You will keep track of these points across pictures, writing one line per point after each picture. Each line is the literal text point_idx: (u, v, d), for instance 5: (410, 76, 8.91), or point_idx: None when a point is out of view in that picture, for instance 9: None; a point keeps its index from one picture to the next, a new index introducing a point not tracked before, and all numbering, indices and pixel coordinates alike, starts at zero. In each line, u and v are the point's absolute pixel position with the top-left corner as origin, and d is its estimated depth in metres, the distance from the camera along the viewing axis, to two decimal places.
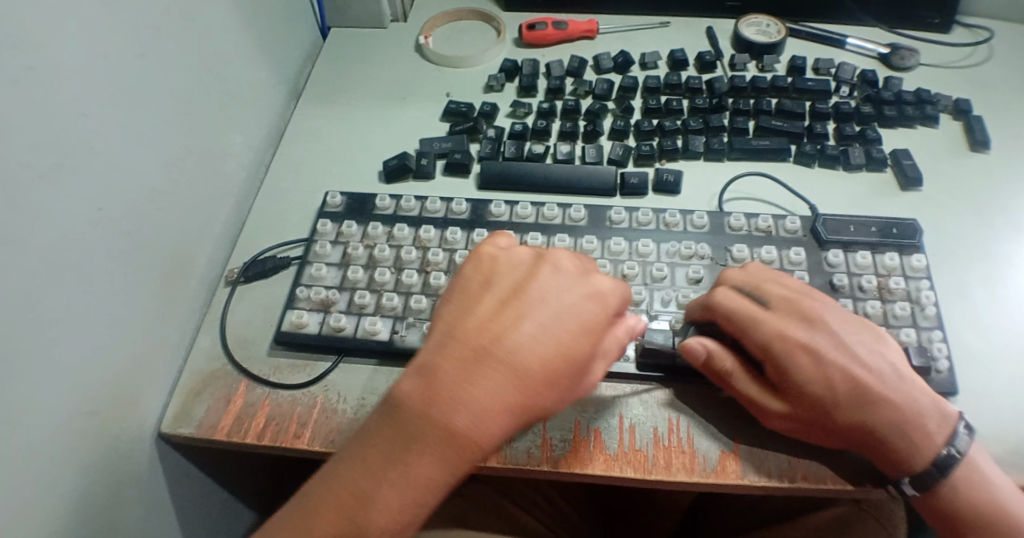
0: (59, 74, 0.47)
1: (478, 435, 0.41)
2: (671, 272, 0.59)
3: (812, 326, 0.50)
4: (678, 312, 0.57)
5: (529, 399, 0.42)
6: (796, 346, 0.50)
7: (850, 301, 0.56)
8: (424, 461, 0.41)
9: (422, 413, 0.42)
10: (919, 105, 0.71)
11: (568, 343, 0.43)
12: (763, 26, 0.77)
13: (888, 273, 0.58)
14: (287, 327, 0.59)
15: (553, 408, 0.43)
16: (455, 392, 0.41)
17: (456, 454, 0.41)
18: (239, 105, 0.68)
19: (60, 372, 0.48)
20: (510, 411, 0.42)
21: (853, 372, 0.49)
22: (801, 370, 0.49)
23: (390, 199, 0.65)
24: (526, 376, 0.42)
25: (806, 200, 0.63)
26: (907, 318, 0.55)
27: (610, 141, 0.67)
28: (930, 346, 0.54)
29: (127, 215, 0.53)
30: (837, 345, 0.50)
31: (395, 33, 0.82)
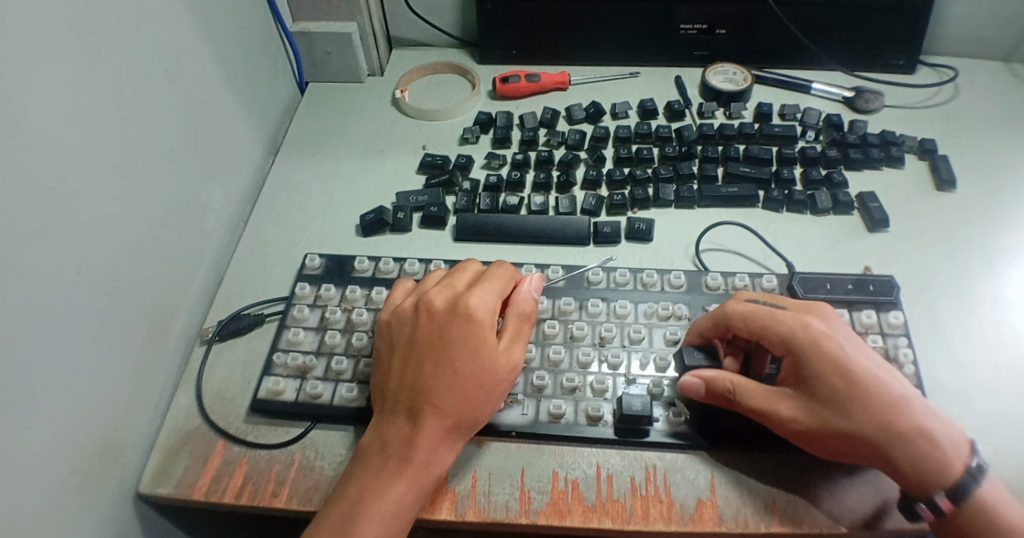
0: (41, 142, 0.48)
1: (424, 455, 0.49)
2: (649, 334, 0.59)
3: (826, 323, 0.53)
4: (655, 376, 0.57)
5: (456, 412, 0.50)
6: (822, 336, 0.51)
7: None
8: (388, 489, 0.48)
9: (378, 454, 0.50)
10: (884, 147, 0.73)
11: (470, 361, 0.51)
12: (730, 74, 0.79)
13: (866, 330, 0.59)
14: (264, 394, 0.59)
15: (477, 416, 0.51)
16: (396, 431, 0.50)
17: (414, 474, 0.49)
18: (219, 161, 0.69)
19: (36, 438, 0.48)
20: (441, 428, 0.50)
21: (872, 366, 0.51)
22: (831, 358, 0.50)
23: (369, 261, 0.65)
24: (445, 398, 0.50)
25: (782, 256, 0.64)
26: None
27: (584, 191, 0.69)
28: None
29: (106, 275, 0.54)
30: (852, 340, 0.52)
31: (373, 86, 0.84)
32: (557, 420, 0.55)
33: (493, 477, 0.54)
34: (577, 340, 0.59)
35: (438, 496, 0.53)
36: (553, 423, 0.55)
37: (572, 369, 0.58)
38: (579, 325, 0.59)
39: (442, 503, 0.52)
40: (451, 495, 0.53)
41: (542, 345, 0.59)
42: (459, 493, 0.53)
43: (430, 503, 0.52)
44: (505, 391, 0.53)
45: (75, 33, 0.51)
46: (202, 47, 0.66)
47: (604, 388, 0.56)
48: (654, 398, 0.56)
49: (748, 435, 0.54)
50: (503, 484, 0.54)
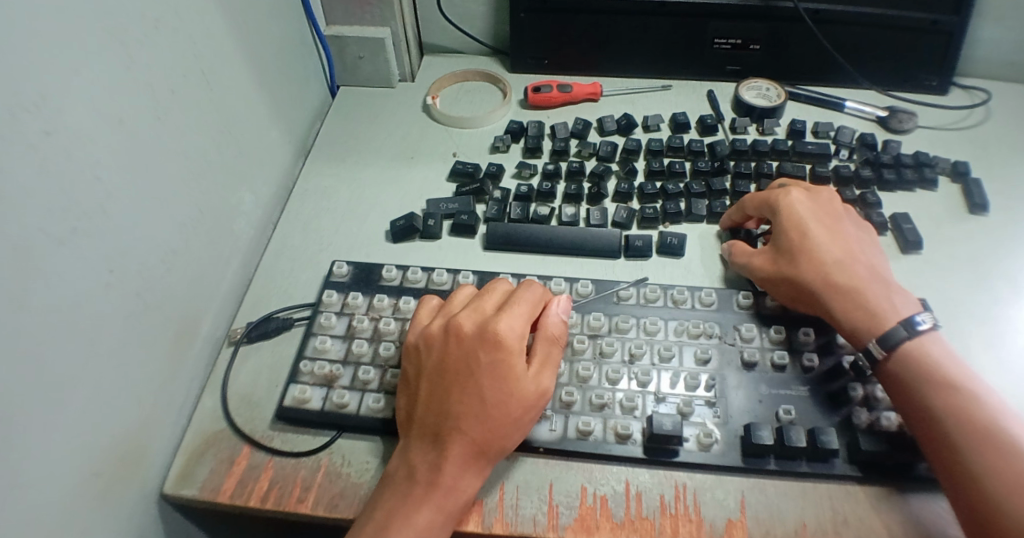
0: (80, 142, 0.48)
1: (451, 482, 0.49)
2: (679, 352, 0.59)
3: (825, 227, 0.59)
4: (685, 395, 0.56)
5: (483, 440, 0.50)
6: (813, 245, 0.58)
7: (860, 385, 0.56)
8: (416, 515, 0.48)
9: (406, 480, 0.49)
10: (917, 168, 0.72)
11: (499, 389, 0.51)
12: (762, 90, 0.78)
13: None
14: (290, 402, 0.58)
15: (507, 441, 0.51)
16: (423, 457, 0.50)
17: (439, 502, 0.48)
18: (250, 163, 0.69)
19: (65, 436, 0.48)
20: (470, 452, 0.50)
21: (861, 270, 0.57)
22: (819, 263, 0.57)
23: (396, 269, 0.65)
24: (473, 422, 0.50)
25: None
26: None
27: (615, 204, 0.68)
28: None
29: (136, 275, 0.54)
30: (848, 248, 0.58)
31: (402, 92, 0.84)
32: (585, 437, 0.55)
33: (521, 490, 0.54)
34: (607, 356, 0.58)
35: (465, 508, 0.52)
36: (581, 440, 0.55)
37: (601, 385, 0.57)
38: (609, 341, 0.58)
39: (469, 515, 0.52)
40: (478, 507, 0.53)
41: (571, 362, 0.58)
42: (486, 505, 0.53)
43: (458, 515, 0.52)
44: (532, 418, 0.52)
45: (115, 34, 0.51)
46: (237, 50, 0.66)
47: (634, 406, 0.55)
48: (685, 416, 0.55)
49: (779, 459, 0.53)
50: (531, 498, 0.53)
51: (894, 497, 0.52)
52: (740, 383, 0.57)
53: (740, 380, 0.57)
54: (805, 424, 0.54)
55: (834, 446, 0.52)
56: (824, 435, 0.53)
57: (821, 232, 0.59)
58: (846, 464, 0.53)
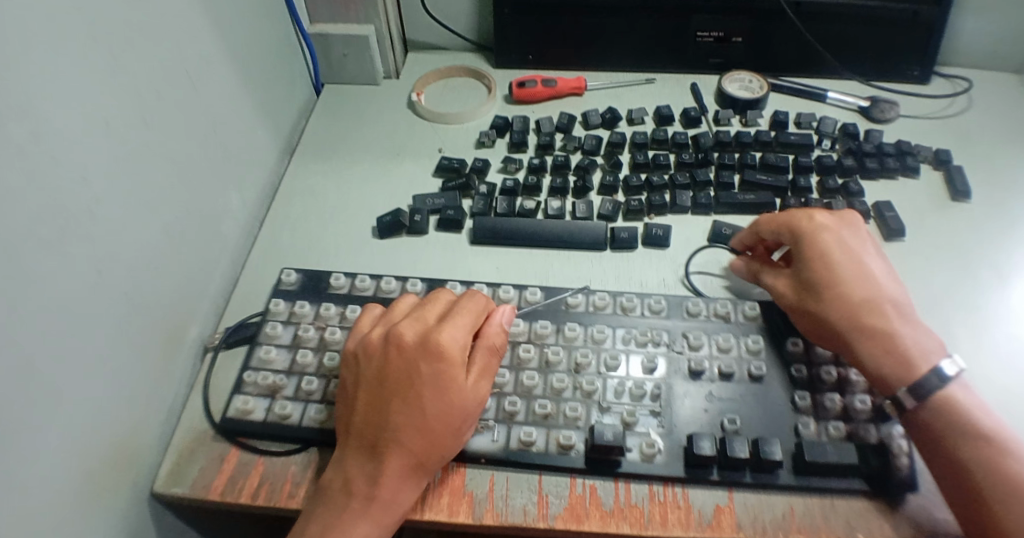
0: (67, 143, 0.48)
1: (389, 495, 0.49)
2: (625, 359, 0.58)
3: (852, 257, 0.56)
4: (630, 404, 0.56)
5: (420, 452, 0.50)
6: (841, 279, 0.55)
7: (808, 394, 0.56)
8: (356, 529, 0.48)
9: (344, 492, 0.50)
10: (900, 156, 0.73)
11: (439, 400, 0.51)
12: (746, 82, 0.79)
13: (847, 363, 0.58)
14: (233, 413, 0.59)
15: (445, 451, 0.51)
16: (359, 469, 0.50)
17: (377, 514, 0.49)
18: (237, 163, 0.69)
19: (56, 439, 0.48)
20: (408, 463, 0.50)
21: (891, 302, 0.54)
22: (845, 301, 0.54)
23: (344, 278, 0.65)
24: (413, 434, 0.50)
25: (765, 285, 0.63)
26: (866, 413, 0.55)
27: (600, 196, 0.69)
28: (891, 442, 0.53)
29: (125, 276, 0.54)
30: (875, 279, 0.55)
31: (388, 89, 0.85)
32: (528, 447, 0.55)
33: (511, 481, 0.54)
34: (552, 366, 0.58)
35: (455, 500, 0.53)
36: (523, 451, 0.54)
37: (600, 368, 0.58)
38: (555, 350, 0.58)
39: (459, 507, 0.53)
40: (468, 498, 0.53)
41: (515, 371, 0.58)
42: (476, 497, 0.53)
43: (447, 507, 0.53)
44: (469, 428, 0.52)
45: (100, 33, 0.51)
46: (222, 49, 0.66)
47: (577, 415, 0.55)
48: (629, 427, 0.55)
49: (722, 469, 0.53)
50: (521, 489, 0.54)
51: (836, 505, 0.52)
52: (687, 391, 0.57)
53: (687, 390, 0.57)
54: (749, 436, 0.54)
55: (777, 457, 0.52)
56: (768, 446, 0.53)
57: (844, 263, 0.55)
58: (789, 475, 0.53)
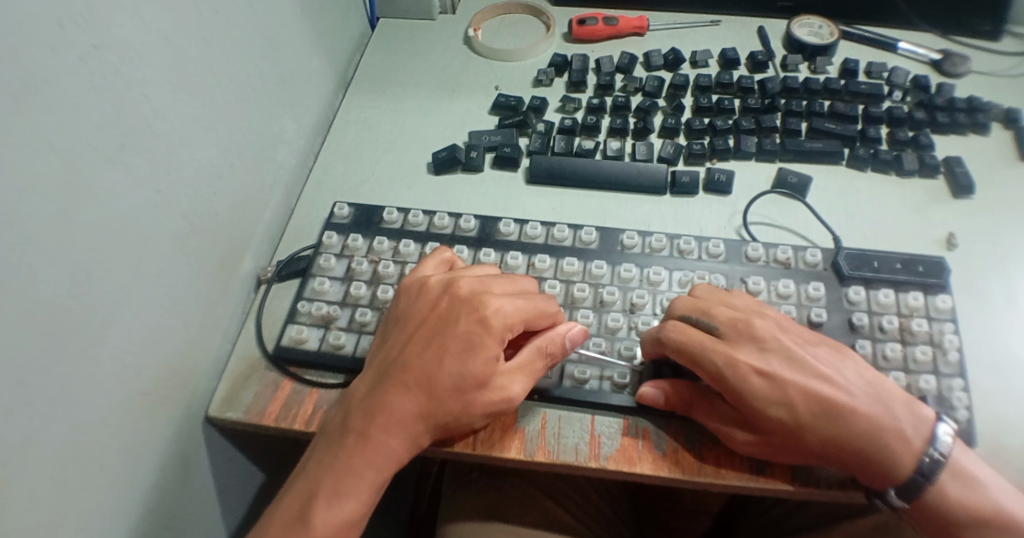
0: (126, 56, 0.47)
1: (380, 440, 0.48)
2: None
3: (823, 401, 0.49)
4: None
5: (426, 409, 0.49)
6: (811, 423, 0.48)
7: (868, 342, 0.55)
8: (345, 471, 0.48)
9: (340, 432, 0.49)
10: (971, 112, 0.70)
11: (463, 360, 0.49)
12: (815, 28, 0.76)
13: (911, 313, 0.56)
14: (287, 342, 0.58)
15: (454, 422, 0.49)
16: (360, 409, 0.49)
17: (367, 459, 0.48)
18: (293, 92, 0.68)
19: (115, 354, 0.48)
20: (410, 419, 0.48)
21: (866, 423, 0.48)
22: (818, 432, 0.48)
23: (397, 213, 0.64)
24: (425, 390, 0.49)
25: (830, 231, 0.61)
26: (928, 363, 0.54)
27: (661, 139, 0.67)
28: (950, 394, 0.52)
29: (182, 198, 0.53)
30: (847, 412, 0.48)
31: (443, 24, 0.82)
32: (581, 385, 0.55)
33: (563, 420, 0.54)
34: (607, 305, 0.57)
35: (507, 436, 0.53)
36: (577, 388, 0.54)
37: (652, 312, 0.57)
38: (610, 290, 0.57)
39: (511, 442, 0.53)
40: (521, 435, 0.53)
41: (571, 309, 0.57)
42: (529, 434, 0.53)
43: (498, 442, 0.53)
44: (483, 411, 0.50)
45: None
46: None
47: (632, 355, 0.55)
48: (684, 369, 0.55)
49: None
50: (573, 428, 0.53)
51: None
52: None
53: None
54: None
55: None
56: None
57: (819, 409, 0.49)
58: None
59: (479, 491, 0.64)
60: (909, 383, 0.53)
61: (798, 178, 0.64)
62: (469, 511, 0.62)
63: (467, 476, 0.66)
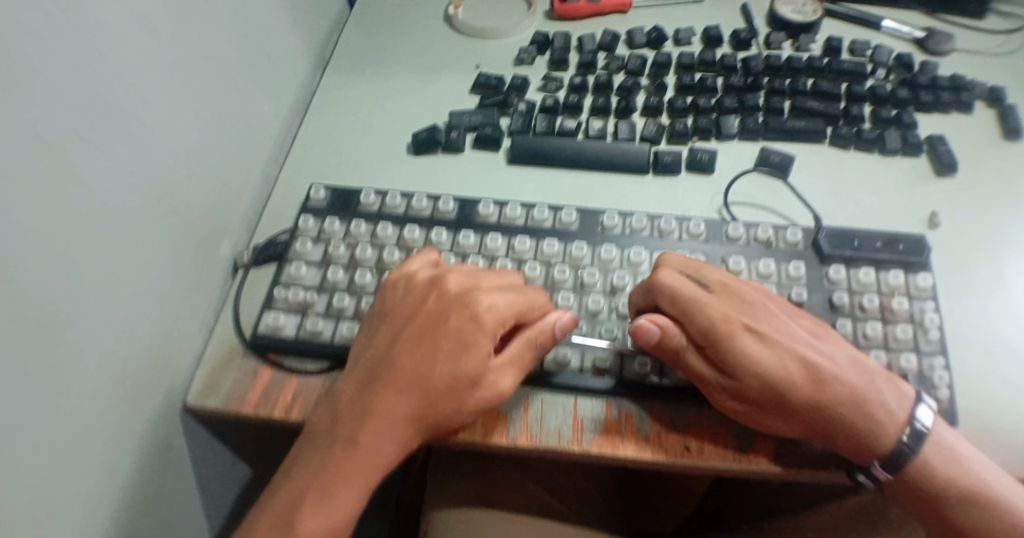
0: (96, 33, 0.46)
1: (371, 443, 0.47)
2: None
3: (811, 369, 0.48)
4: None
5: (417, 410, 0.48)
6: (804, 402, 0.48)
7: (848, 322, 0.55)
8: (335, 476, 0.47)
9: (330, 435, 0.48)
10: (954, 91, 0.70)
11: (456, 359, 0.48)
12: (799, 6, 0.75)
13: (892, 291, 0.56)
14: (264, 328, 0.58)
15: (445, 421, 0.49)
16: (350, 413, 0.48)
17: (358, 463, 0.47)
18: (269, 71, 0.66)
19: (92, 341, 0.47)
20: (401, 422, 0.48)
21: (851, 392, 0.48)
22: (806, 400, 0.48)
23: (375, 195, 0.63)
24: (418, 391, 0.48)
25: (810, 210, 0.61)
26: (909, 342, 0.54)
27: (643, 118, 0.67)
28: (930, 373, 0.52)
29: (159, 182, 0.52)
30: (835, 381, 0.48)
31: (422, 2, 0.81)
32: (563, 369, 0.54)
33: (546, 404, 0.54)
34: (588, 288, 0.57)
35: (491, 420, 0.53)
36: (559, 372, 0.54)
37: None
38: (590, 273, 0.57)
39: (495, 427, 0.53)
40: (504, 419, 0.53)
41: (551, 292, 0.57)
42: (512, 419, 0.53)
43: (482, 428, 0.52)
44: (476, 409, 0.49)
45: None
46: None
47: (613, 337, 0.55)
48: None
49: None
50: (556, 412, 0.53)
51: None
52: None
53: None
54: None
55: None
56: None
57: (813, 386, 0.48)
58: None
59: (463, 475, 0.64)
60: (890, 362, 0.53)
61: (782, 158, 0.64)
62: (454, 496, 0.62)
63: (454, 460, 0.66)
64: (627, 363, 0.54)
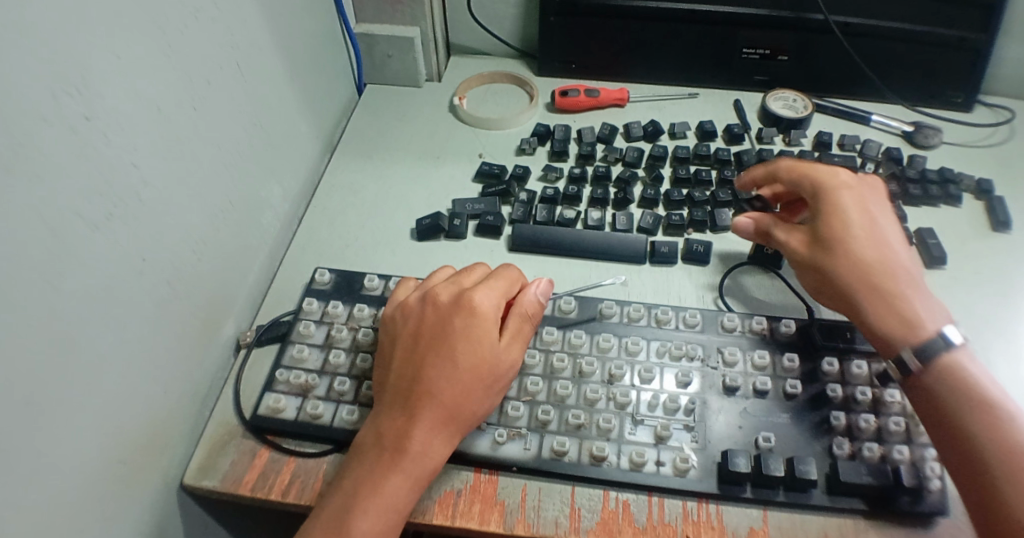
0: (117, 126, 0.48)
1: (418, 448, 0.49)
2: (660, 374, 0.58)
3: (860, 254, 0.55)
4: (663, 418, 0.55)
5: (451, 406, 0.51)
6: (841, 280, 0.55)
7: (842, 414, 0.55)
8: (384, 483, 0.49)
9: (376, 447, 0.50)
10: (943, 184, 0.72)
11: (470, 351, 0.52)
12: (789, 101, 0.80)
13: (885, 385, 0.56)
14: (264, 411, 0.58)
15: (477, 409, 0.52)
16: (392, 424, 0.51)
17: (407, 468, 0.49)
18: (280, 157, 0.70)
19: (92, 423, 0.47)
20: (438, 422, 0.50)
21: (880, 272, 0.54)
22: (842, 263, 0.55)
23: (378, 280, 0.65)
24: (452, 386, 0.51)
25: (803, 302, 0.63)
26: (901, 435, 0.54)
27: (641, 209, 0.69)
28: (923, 466, 0.52)
29: (167, 264, 0.54)
30: (875, 264, 0.55)
31: (429, 91, 0.85)
32: (559, 457, 0.54)
33: (542, 492, 0.54)
34: (586, 376, 0.57)
35: (487, 508, 0.53)
36: (555, 460, 0.54)
37: (630, 383, 0.57)
38: (588, 361, 0.58)
39: (491, 516, 0.52)
40: (500, 507, 0.53)
41: (548, 380, 0.57)
42: (508, 507, 0.53)
43: (478, 515, 0.52)
44: (500, 389, 0.53)
45: (156, 21, 0.51)
46: (272, 44, 0.67)
47: (610, 427, 0.55)
48: (661, 440, 0.55)
49: (756, 487, 0.52)
50: (553, 500, 0.53)
51: (871, 529, 0.51)
52: (722, 407, 0.56)
53: (721, 405, 0.56)
54: (784, 453, 0.54)
55: (812, 477, 0.51)
56: (802, 465, 0.52)
57: (853, 267, 0.55)
58: (824, 495, 0.52)
59: None
60: (884, 454, 0.53)
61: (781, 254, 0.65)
62: None
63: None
64: (623, 451, 0.54)
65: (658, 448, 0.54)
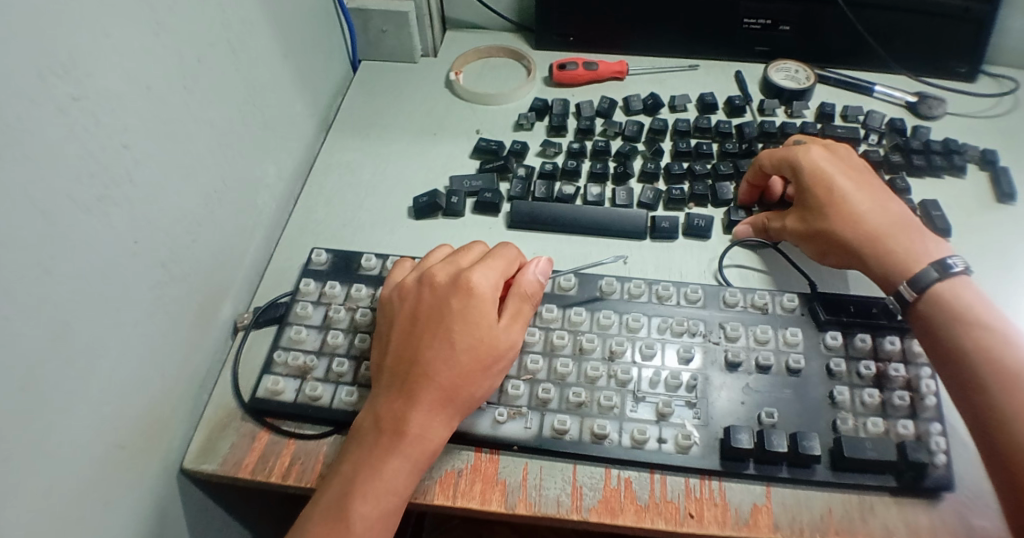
0: (105, 105, 0.46)
1: (417, 430, 0.49)
2: (662, 350, 0.57)
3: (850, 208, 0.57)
4: (665, 395, 0.55)
5: (449, 388, 0.50)
6: (841, 235, 0.57)
7: (846, 389, 0.54)
8: (383, 466, 0.48)
9: (374, 430, 0.50)
10: (946, 155, 0.71)
11: (469, 333, 0.51)
12: (792, 72, 0.79)
13: (888, 358, 0.56)
14: (262, 393, 0.58)
15: (476, 391, 0.51)
16: (390, 407, 0.50)
17: (405, 450, 0.49)
18: (274, 137, 0.68)
19: (89, 409, 0.47)
20: (436, 404, 0.50)
21: (872, 223, 0.56)
22: (834, 218, 0.57)
23: (376, 259, 0.64)
24: (450, 367, 0.50)
25: (805, 276, 0.62)
26: (906, 409, 0.53)
27: (641, 184, 0.69)
28: (928, 440, 0.52)
29: (161, 247, 0.53)
30: (864, 215, 0.57)
31: (425, 67, 0.84)
32: (561, 435, 0.54)
33: (544, 470, 0.53)
34: (586, 353, 0.57)
35: (488, 487, 0.52)
36: (556, 438, 0.53)
37: (632, 360, 0.57)
38: (589, 338, 0.57)
39: (493, 495, 0.52)
40: (502, 486, 0.53)
41: (549, 357, 0.57)
42: (510, 486, 0.53)
43: (480, 495, 0.52)
44: (501, 371, 0.52)
45: None
46: (264, 20, 0.65)
47: (612, 405, 0.54)
48: (664, 417, 0.54)
49: (759, 463, 0.52)
50: (554, 479, 0.53)
51: (874, 504, 0.51)
52: (724, 383, 0.56)
53: (724, 381, 0.56)
54: (788, 429, 0.53)
55: (816, 452, 0.51)
56: (806, 440, 0.52)
57: (846, 221, 0.57)
58: (828, 470, 0.52)
59: None
60: (887, 429, 0.53)
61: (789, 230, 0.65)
62: None
63: None
64: (625, 429, 0.54)
65: (660, 425, 0.54)
